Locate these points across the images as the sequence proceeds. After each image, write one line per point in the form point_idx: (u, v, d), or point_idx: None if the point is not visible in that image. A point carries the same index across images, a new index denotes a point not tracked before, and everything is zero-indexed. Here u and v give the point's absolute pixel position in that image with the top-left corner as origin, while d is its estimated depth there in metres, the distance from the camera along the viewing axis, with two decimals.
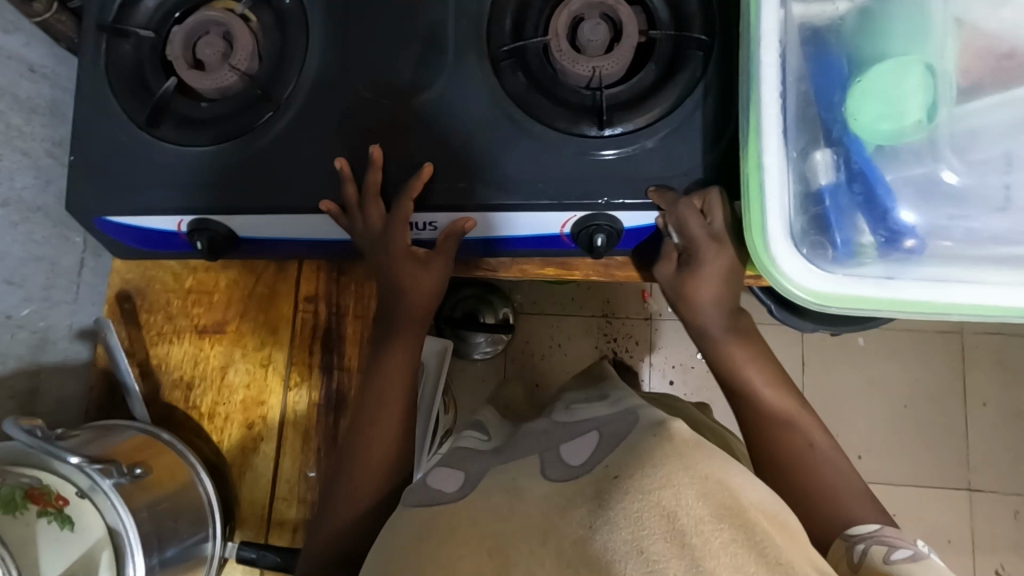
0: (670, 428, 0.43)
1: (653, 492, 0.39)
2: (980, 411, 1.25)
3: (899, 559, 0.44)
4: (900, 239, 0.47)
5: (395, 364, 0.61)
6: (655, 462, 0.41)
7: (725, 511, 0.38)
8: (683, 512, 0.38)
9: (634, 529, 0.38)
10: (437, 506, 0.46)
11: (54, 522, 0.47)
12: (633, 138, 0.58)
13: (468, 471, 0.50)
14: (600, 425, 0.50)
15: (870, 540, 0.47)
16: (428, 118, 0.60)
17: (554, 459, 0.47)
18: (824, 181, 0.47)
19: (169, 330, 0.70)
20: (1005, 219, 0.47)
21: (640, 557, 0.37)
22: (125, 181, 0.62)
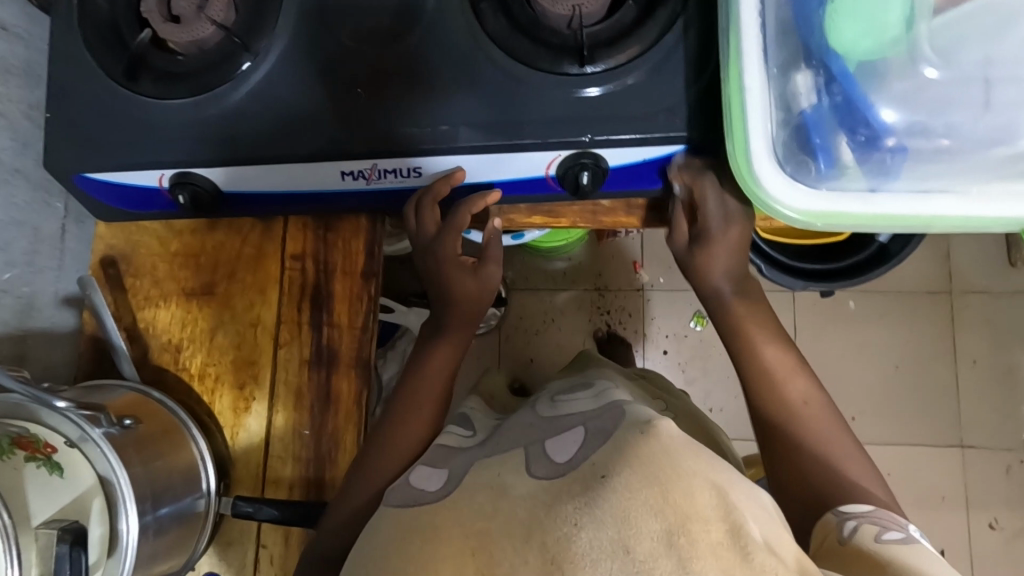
0: (657, 427, 0.44)
1: (642, 491, 0.40)
2: (971, 368, 1.26)
3: (889, 539, 0.45)
4: (883, 142, 0.48)
5: (442, 359, 0.64)
6: (644, 461, 0.42)
7: (709, 509, 0.39)
8: (674, 510, 0.39)
9: (621, 528, 0.39)
10: (420, 506, 0.48)
11: (42, 467, 0.48)
12: (616, 74, 0.58)
13: (452, 471, 0.51)
14: (587, 419, 0.51)
15: (863, 517, 0.48)
16: (410, 66, 0.60)
17: (539, 455, 0.48)
18: (805, 101, 0.49)
19: (155, 294, 0.69)
20: (988, 115, 0.48)
21: (627, 556, 0.38)
22: (105, 138, 0.61)
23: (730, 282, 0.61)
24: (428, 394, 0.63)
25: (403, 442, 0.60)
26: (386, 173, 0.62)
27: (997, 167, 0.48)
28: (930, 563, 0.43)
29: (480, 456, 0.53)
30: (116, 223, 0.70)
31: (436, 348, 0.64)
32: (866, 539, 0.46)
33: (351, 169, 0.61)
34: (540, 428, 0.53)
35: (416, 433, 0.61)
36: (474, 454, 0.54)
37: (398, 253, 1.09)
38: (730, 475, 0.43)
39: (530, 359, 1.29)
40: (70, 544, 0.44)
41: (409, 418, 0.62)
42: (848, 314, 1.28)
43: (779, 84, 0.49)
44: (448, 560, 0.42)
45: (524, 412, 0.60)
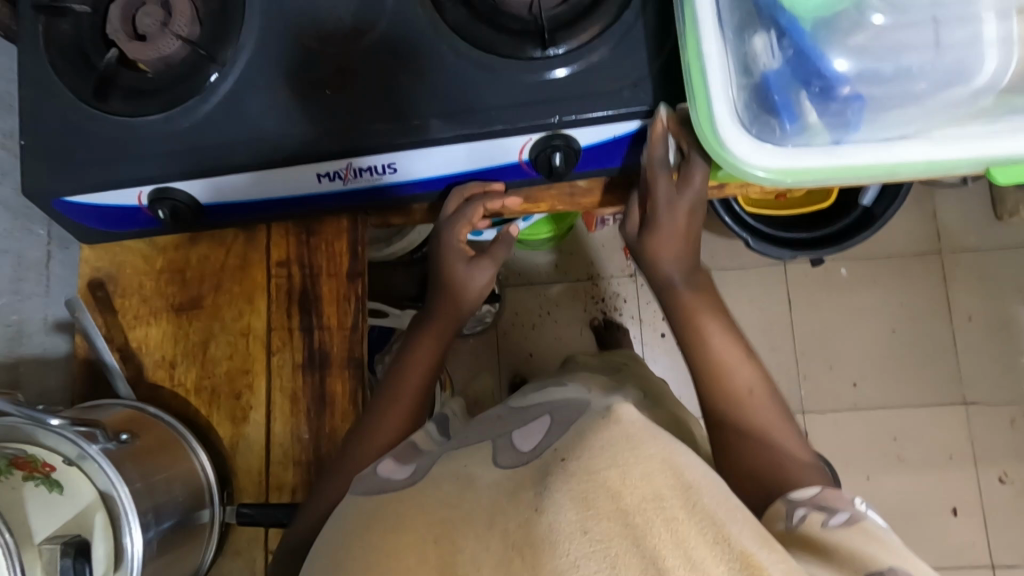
0: (617, 412, 0.44)
1: (599, 474, 0.40)
2: (966, 325, 1.26)
3: (836, 524, 0.44)
4: (841, 90, 0.50)
5: (425, 351, 0.65)
6: (601, 445, 0.41)
7: (666, 492, 0.39)
8: (630, 492, 0.39)
9: (580, 510, 0.39)
10: (385, 492, 0.49)
11: (42, 485, 0.48)
12: (578, 54, 0.58)
13: (421, 462, 0.53)
14: (553, 409, 0.52)
15: (811, 505, 0.46)
16: (376, 64, 0.61)
17: (506, 446, 0.49)
18: (764, 62, 0.50)
19: (145, 312, 0.69)
20: (939, 55, 0.51)
21: (583, 537, 0.38)
22: (78, 159, 0.62)
23: (679, 269, 0.63)
24: (414, 385, 0.64)
25: (390, 430, 0.60)
26: (362, 171, 0.62)
27: (953, 108, 0.50)
28: (873, 548, 0.42)
29: (451, 449, 0.53)
30: (100, 246, 0.71)
31: (421, 340, 0.66)
32: (812, 530, 0.44)
33: (327, 171, 0.62)
34: (510, 422, 0.53)
35: (402, 422, 0.61)
36: (439, 453, 0.53)
37: (387, 255, 1.09)
38: (698, 462, 0.42)
39: (529, 353, 1.29)
40: (73, 557, 0.45)
41: (395, 411, 0.62)
42: (841, 281, 1.29)
43: (737, 47, 0.50)
44: (417, 550, 0.42)
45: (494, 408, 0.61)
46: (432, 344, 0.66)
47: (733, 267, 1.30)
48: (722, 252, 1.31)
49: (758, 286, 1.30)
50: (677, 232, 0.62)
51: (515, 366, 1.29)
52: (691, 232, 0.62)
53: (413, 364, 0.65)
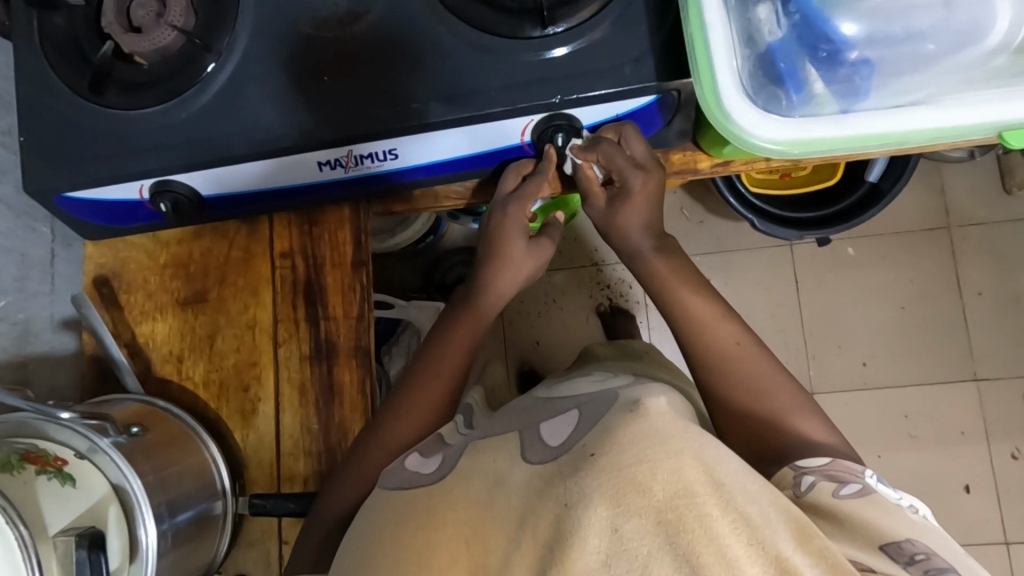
0: (644, 404, 0.44)
1: (628, 470, 0.39)
2: (977, 300, 1.25)
3: (847, 494, 0.46)
4: (846, 55, 0.49)
5: (449, 338, 0.63)
6: (632, 440, 0.41)
7: (698, 489, 0.39)
8: (659, 491, 0.38)
9: (610, 507, 0.38)
10: (415, 488, 0.48)
11: (54, 479, 0.47)
12: (578, 32, 0.58)
13: (448, 453, 0.51)
14: (581, 403, 0.50)
15: (820, 473, 0.48)
16: (373, 48, 0.60)
17: (533, 441, 0.47)
18: (765, 30, 0.49)
19: (151, 307, 0.70)
20: (948, 14, 0.50)
21: (615, 534, 0.38)
22: (78, 155, 0.62)
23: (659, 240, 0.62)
24: (431, 376, 0.62)
25: (403, 421, 0.60)
26: (363, 158, 0.62)
27: (964, 71, 0.49)
28: (889, 519, 0.44)
29: (478, 437, 0.52)
30: (103, 243, 0.71)
31: (438, 334, 0.64)
32: (824, 497, 0.46)
33: (327, 159, 0.62)
34: (536, 412, 0.51)
35: (416, 416, 0.60)
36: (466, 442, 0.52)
37: (390, 247, 1.09)
38: (723, 451, 0.41)
39: (536, 341, 1.29)
40: (88, 549, 0.44)
41: (413, 410, 0.60)
42: (848, 260, 1.28)
43: (740, 14, 0.49)
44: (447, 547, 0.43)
45: (517, 400, 0.58)
46: (456, 341, 0.63)
47: (738, 249, 1.29)
48: (726, 235, 1.30)
49: (764, 267, 1.29)
50: (646, 197, 0.61)
51: (523, 355, 1.29)
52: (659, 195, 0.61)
53: (434, 365, 0.62)
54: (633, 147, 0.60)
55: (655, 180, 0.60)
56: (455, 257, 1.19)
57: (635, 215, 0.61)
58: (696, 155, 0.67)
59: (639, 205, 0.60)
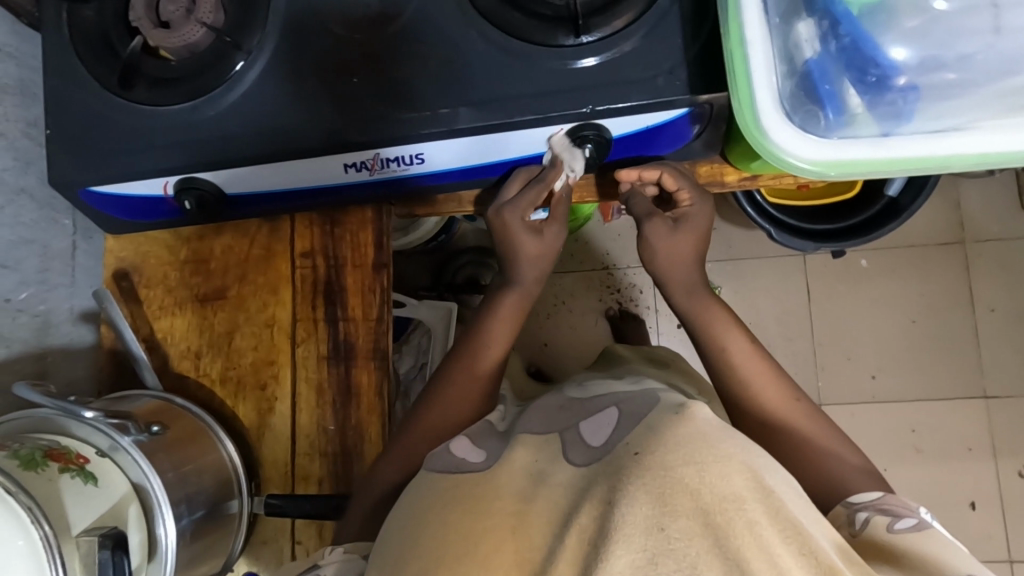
0: (692, 408, 0.43)
1: (676, 470, 0.38)
2: (988, 317, 1.24)
3: (901, 528, 0.46)
4: (892, 78, 0.49)
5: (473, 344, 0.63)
6: (677, 441, 0.40)
7: (747, 495, 0.38)
8: (709, 493, 0.37)
9: (655, 506, 0.37)
10: (461, 473, 0.48)
11: (77, 478, 0.47)
12: (610, 42, 0.57)
13: (491, 448, 0.51)
14: (619, 400, 0.49)
15: (873, 508, 0.48)
16: (403, 49, 0.59)
17: (574, 440, 0.47)
18: (807, 50, 0.49)
19: (170, 303, 0.70)
20: (1003, 38, 0.48)
21: (661, 534, 0.36)
22: (104, 149, 0.61)
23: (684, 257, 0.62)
24: (449, 386, 0.62)
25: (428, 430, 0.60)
26: (389, 161, 0.61)
27: (1012, 95, 0.48)
28: (946, 554, 0.43)
29: (516, 432, 0.52)
30: (124, 236, 0.71)
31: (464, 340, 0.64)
32: (878, 532, 0.46)
33: (354, 161, 0.61)
34: (574, 410, 0.51)
35: (440, 422, 0.60)
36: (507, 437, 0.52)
37: (404, 245, 1.09)
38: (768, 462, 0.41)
39: (544, 343, 1.28)
40: (111, 550, 0.44)
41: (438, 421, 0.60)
42: (860, 272, 1.27)
43: (783, 32, 0.49)
44: None
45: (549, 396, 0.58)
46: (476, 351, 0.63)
47: (751, 257, 1.29)
48: (740, 242, 1.29)
49: (775, 277, 1.28)
50: (702, 231, 0.61)
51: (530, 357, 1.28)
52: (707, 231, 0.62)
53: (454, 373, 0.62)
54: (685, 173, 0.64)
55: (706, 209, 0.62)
56: (467, 256, 1.19)
57: (686, 245, 0.61)
58: (723, 168, 0.67)
59: (690, 234, 0.61)
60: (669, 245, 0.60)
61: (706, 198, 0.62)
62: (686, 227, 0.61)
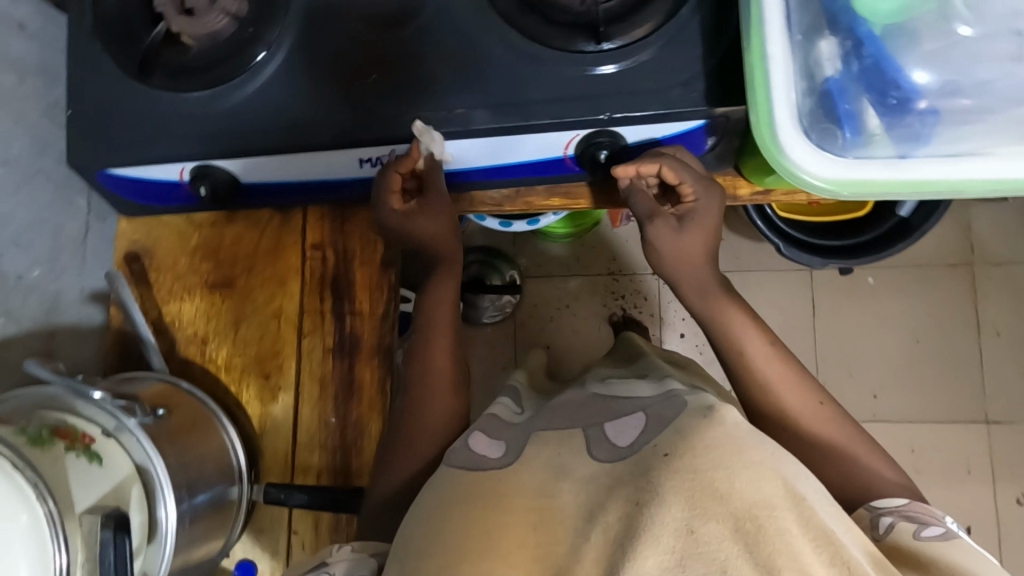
0: (719, 411, 0.43)
1: (704, 473, 0.40)
2: (993, 341, 1.24)
3: (927, 535, 0.47)
4: (912, 102, 0.49)
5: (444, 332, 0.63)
6: (707, 445, 0.41)
7: (777, 502, 0.39)
8: (739, 501, 0.39)
9: (687, 509, 0.39)
10: (482, 471, 0.47)
11: (82, 457, 0.48)
12: (629, 51, 0.57)
13: (510, 441, 0.50)
14: (644, 402, 0.49)
15: (899, 514, 0.49)
16: (422, 47, 0.60)
17: (598, 438, 0.48)
18: (827, 69, 0.49)
19: (179, 288, 0.70)
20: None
21: (690, 536, 0.38)
22: (123, 134, 0.62)
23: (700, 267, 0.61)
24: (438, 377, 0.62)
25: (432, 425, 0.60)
26: None
27: None
28: (972, 563, 0.44)
29: (538, 427, 0.51)
30: (138, 219, 0.71)
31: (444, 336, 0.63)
32: (903, 539, 0.47)
33: (370, 156, 0.62)
34: (599, 404, 0.51)
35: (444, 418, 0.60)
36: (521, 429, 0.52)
37: None
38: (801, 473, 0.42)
39: (546, 345, 1.29)
40: (113, 530, 0.43)
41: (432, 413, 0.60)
42: (866, 290, 1.27)
43: (804, 48, 0.49)
44: None
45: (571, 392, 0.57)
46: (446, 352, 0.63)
47: (758, 270, 1.28)
48: (747, 255, 1.29)
49: (781, 291, 1.28)
50: (711, 225, 0.59)
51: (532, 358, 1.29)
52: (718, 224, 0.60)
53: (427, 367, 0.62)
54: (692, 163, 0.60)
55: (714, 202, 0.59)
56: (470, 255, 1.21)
57: (695, 243, 0.59)
58: (736, 181, 0.67)
59: (703, 231, 0.59)
60: (677, 246, 0.59)
61: (714, 189, 0.59)
62: (693, 223, 0.59)
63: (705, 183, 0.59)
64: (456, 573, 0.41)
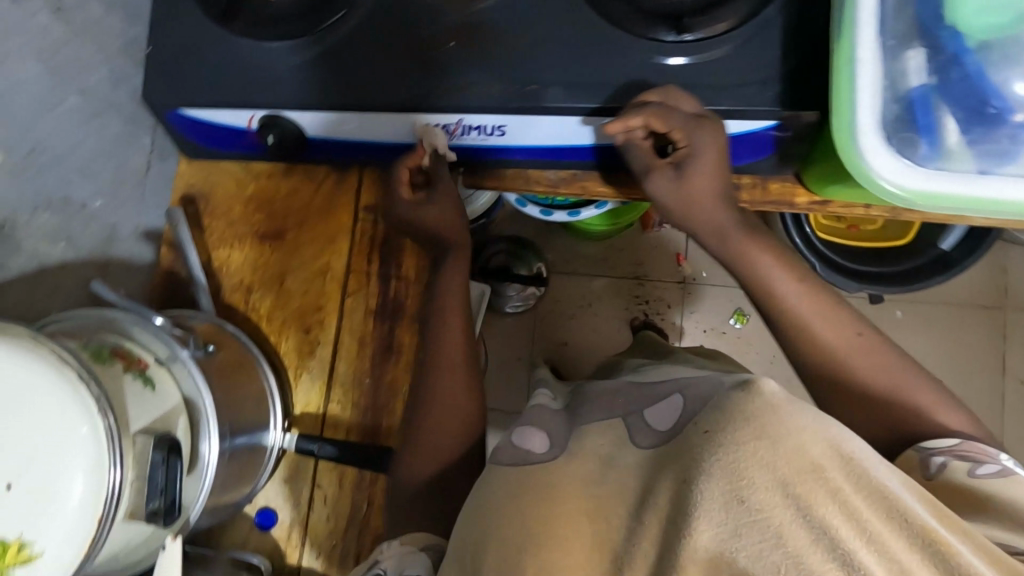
0: (758, 383, 0.38)
1: (748, 444, 0.36)
2: (1017, 388, 1.22)
3: (983, 475, 0.47)
4: (1008, 115, 0.48)
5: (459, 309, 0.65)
6: (749, 415, 0.36)
7: (826, 465, 0.36)
8: (786, 466, 0.35)
9: (732, 479, 0.35)
10: (530, 467, 0.47)
11: (138, 380, 0.49)
12: (707, 45, 0.58)
13: (554, 432, 0.50)
14: (682, 387, 0.48)
15: (950, 452, 0.49)
16: (502, 21, 0.60)
17: (640, 427, 0.47)
18: (913, 79, 0.49)
19: (230, 235, 0.71)
20: None
21: (742, 507, 0.34)
22: (199, 74, 0.63)
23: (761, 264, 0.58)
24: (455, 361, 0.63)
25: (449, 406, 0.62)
26: (470, 129, 0.62)
27: None
28: None
29: (576, 419, 0.52)
30: (198, 163, 0.73)
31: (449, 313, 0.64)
32: (961, 479, 0.48)
33: (436, 123, 0.62)
34: (638, 393, 0.51)
35: (463, 399, 0.62)
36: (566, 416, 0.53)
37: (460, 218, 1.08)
38: (843, 428, 0.39)
39: (564, 341, 1.28)
40: (165, 453, 0.45)
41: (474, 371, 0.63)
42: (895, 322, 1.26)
43: (891, 56, 0.49)
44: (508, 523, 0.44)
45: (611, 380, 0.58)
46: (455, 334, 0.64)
47: None
48: None
49: None
50: (717, 162, 0.57)
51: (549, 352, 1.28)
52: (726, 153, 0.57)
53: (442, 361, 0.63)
54: (679, 103, 0.56)
55: (719, 133, 0.56)
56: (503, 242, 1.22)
57: (705, 183, 0.58)
58: (794, 187, 0.66)
59: (711, 168, 0.57)
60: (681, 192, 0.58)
61: (710, 125, 0.56)
62: (693, 168, 0.57)
63: (697, 121, 0.55)
64: (516, 558, 0.40)
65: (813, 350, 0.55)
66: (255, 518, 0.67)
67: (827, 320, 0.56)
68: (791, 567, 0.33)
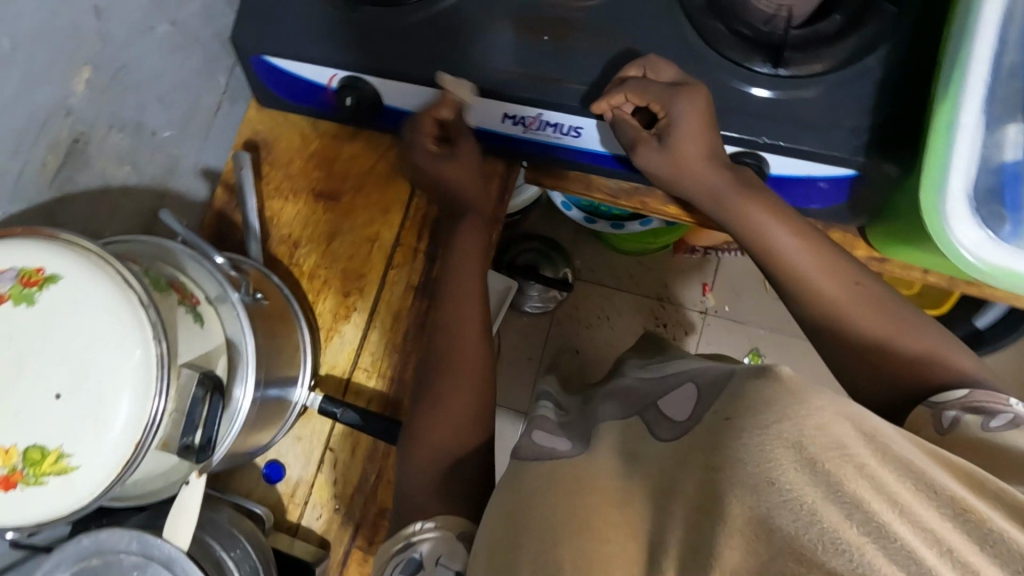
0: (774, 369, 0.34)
1: (773, 425, 0.31)
2: None
3: (996, 424, 0.42)
4: None
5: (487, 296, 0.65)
6: (766, 401, 0.32)
7: (849, 441, 0.30)
8: (812, 441, 0.30)
9: (759, 461, 0.30)
10: (556, 459, 0.47)
11: (189, 315, 0.49)
12: (798, 84, 0.57)
13: (575, 433, 0.51)
14: (699, 377, 0.46)
15: (963, 407, 0.46)
16: (597, 25, 0.60)
17: (658, 421, 0.43)
18: (1006, 155, 0.49)
19: (286, 187, 0.71)
20: None
21: (770, 490, 0.29)
22: (289, 25, 0.63)
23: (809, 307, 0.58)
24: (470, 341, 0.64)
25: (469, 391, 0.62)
26: (547, 125, 0.63)
27: None
28: None
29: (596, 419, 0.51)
30: (268, 112, 0.73)
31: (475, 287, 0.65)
32: (970, 430, 0.44)
33: (514, 114, 0.62)
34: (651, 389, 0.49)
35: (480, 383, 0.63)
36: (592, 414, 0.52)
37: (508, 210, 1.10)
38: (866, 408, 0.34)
39: (576, 350, 1.26)
40: (206, 391, 0.46)
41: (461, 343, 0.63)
42: None
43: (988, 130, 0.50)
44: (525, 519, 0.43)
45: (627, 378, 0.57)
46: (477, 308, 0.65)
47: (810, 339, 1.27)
48: None
49: None
50: (700, 127, 0.55)
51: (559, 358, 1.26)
52: (710, 117, 0.56)
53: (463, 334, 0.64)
54: (659, 74, 0.57)
55: (699, 98, 0.55)
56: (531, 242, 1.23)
57: (692, 147, 0.56)
58: (855, 241, 0.67)
59: (698, 136, 0.55)
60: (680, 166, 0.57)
61: (686, 93, 0.55)
62: (676, 135, 0.56)
63: (674, 89, 0.55)
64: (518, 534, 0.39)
65: (868, 369, 0.53)
66: (263, 469, 0.67)
67: (893, 349, 0.53)
68: (828, 547, 0.27)
